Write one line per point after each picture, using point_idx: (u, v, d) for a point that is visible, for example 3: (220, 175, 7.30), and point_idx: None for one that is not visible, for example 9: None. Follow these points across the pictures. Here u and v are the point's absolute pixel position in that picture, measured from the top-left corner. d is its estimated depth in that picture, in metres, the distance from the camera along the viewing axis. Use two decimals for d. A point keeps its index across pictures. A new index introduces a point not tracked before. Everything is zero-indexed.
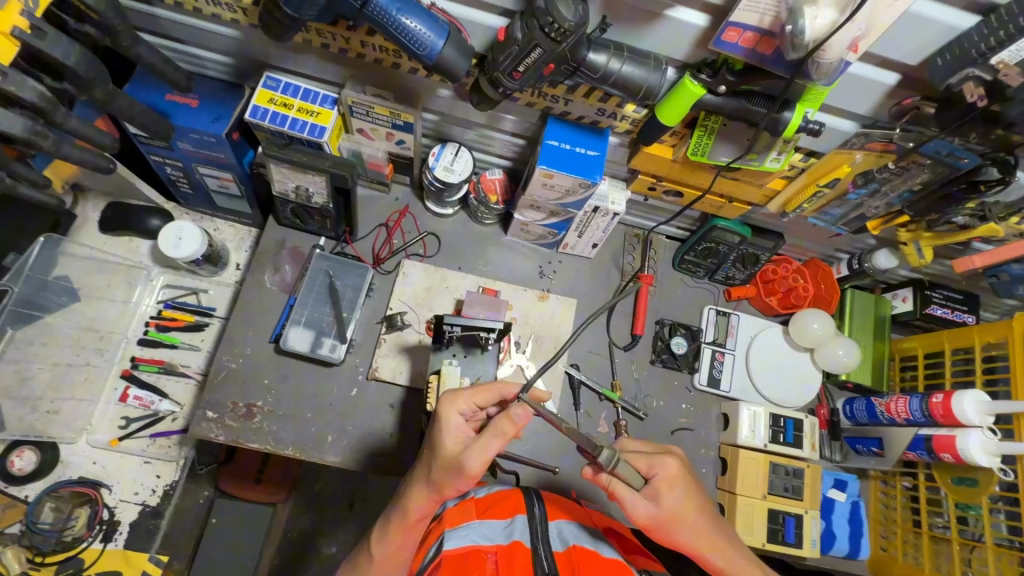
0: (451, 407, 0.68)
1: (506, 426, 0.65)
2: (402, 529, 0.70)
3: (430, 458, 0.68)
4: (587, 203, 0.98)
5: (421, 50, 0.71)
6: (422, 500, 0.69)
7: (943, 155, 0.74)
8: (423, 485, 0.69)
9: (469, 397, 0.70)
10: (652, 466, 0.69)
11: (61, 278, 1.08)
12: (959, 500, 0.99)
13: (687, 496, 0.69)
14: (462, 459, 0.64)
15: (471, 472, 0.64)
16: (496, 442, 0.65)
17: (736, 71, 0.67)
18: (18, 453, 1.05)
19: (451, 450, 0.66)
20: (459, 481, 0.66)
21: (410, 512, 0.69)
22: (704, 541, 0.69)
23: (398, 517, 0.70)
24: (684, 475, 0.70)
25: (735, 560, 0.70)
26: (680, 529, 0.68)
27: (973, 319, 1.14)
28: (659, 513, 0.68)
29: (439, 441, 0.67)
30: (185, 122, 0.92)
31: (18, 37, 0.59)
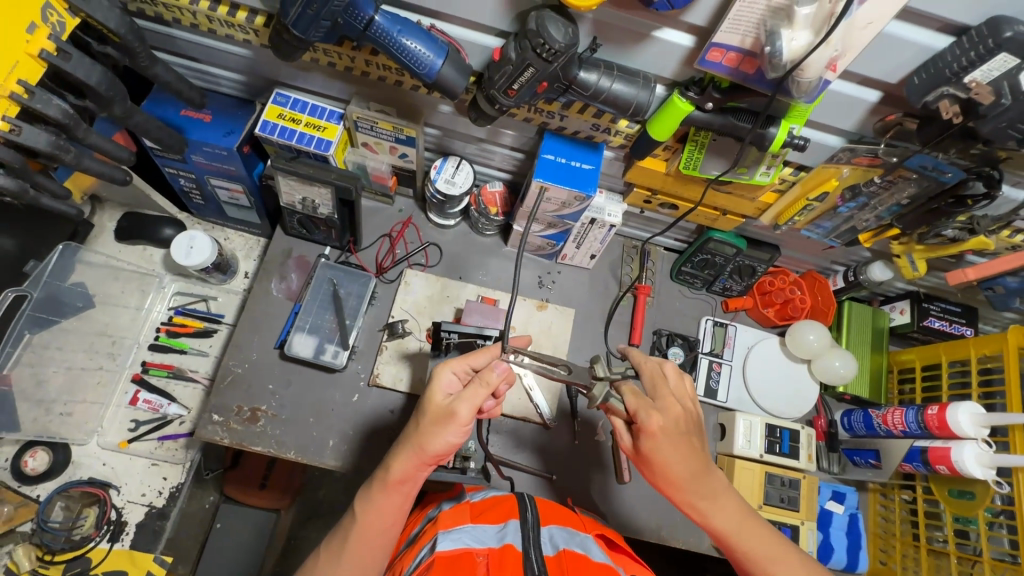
0: (443, 368, 0.76)
1: (491, 377, 0.72)
2: (385, 489, 0.73)
3: (420, 416, 0.73)
4: (584, 215, 1.00)
5: (421, 69, 0.75)
6: (407, 457, 0.72)
7: (928, 170, 0.76)
8: (409, 445, 0.72)
9: (460, 360, 0.78)
10: (636, 414, 0.72)
11: (78, 284, 1.11)
12: (957, 513, 0.98)
13: (664, 450, 0.70)
14: (451, 409, 0.71)
15: (460, 419, 0.71)
16: (483, 393, 0.71)
17: (722, 89, 0.71)
18: (31, 453, 1.09)
19: (441, 403, 0.73)
20: (449, 432, 0.71)
21: (393, 470, 0.72)
22: (680, 488, 0.73)
23: (383, 477, 0.73)
24: (669, 430, 0.71)
25: (706, 509, 0.73)
26: (656, 472, 0.73)
27: (971, 331, 1.15)
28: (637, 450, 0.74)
29: (430, 397, 0.74)
30: (198, 136, 0.96)
31: (45, 59, 0.63)
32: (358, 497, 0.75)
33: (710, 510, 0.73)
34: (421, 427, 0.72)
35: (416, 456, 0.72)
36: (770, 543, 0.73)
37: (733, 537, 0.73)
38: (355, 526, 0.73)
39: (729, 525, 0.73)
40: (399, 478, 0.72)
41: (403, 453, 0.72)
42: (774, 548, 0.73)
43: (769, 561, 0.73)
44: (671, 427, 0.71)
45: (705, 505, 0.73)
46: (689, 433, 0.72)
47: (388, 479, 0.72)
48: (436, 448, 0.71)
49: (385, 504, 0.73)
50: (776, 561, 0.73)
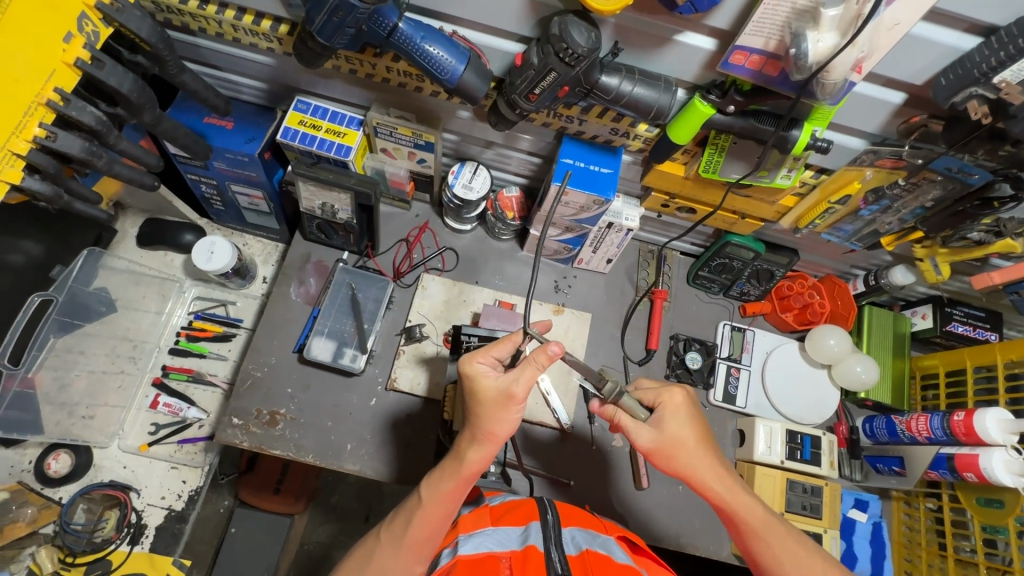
0: (472, 361, 0.75)
1: (540, 357, 0.72)
2: (458, 478, 0.73)
3: (476, 406, 0.73)
4: (602, 219, 1.00)
5: (443, 74, 0.76)
6: (479, 445, 0.73)
7: (953, 172, 0.75)
8: (477, 435, 0.73)
9: (485, 352, 0.77)
10: (657, 400, 0.78)
11: (100, 289, 1.14)
12: (985, 522, 0.96)
13: (689, 426, 0.75)
14: (509, 391, 0.71)
15: (520, 398, 0.72)
16: (535, 371, 0.72)
17: (744, 92, 0.70)
18: (55, 455, 1.10)
19: (493, 389, 0.72)
20: (512, 412, 0.72)
21: (468, 461, 0.73)
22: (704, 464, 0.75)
23: (455, 466, 0.74)
24: (690, 407, 0.77)
25: (729, 486, 0.75)
26: (682, 452, 0.75)
27: (996, 336, 1.13)
28: (661, 437, 0.75)
29: (477, 389, 0.73)
30: (221, 143, 0.98)
31: (80, 67, 0.65)
32: (426, 484, 0.75)
33: (733, 487, 0.75)
34: (483, 415, 0.72)
35: (486, 442, 0.72)
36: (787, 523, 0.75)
37: (755, 517, 0.74)
38: (421, 509, 0.74)
39: (751, 507, 0.74)
40: (472, 468, 0.73)
41: (473, 443, 0.73)
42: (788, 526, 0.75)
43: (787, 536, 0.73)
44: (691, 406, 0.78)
45: (728, 482, 0.75)
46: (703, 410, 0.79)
47: (462, 469, 0.73)
48: (502, 429, 0.72)
49: (454, 489, 0.73)
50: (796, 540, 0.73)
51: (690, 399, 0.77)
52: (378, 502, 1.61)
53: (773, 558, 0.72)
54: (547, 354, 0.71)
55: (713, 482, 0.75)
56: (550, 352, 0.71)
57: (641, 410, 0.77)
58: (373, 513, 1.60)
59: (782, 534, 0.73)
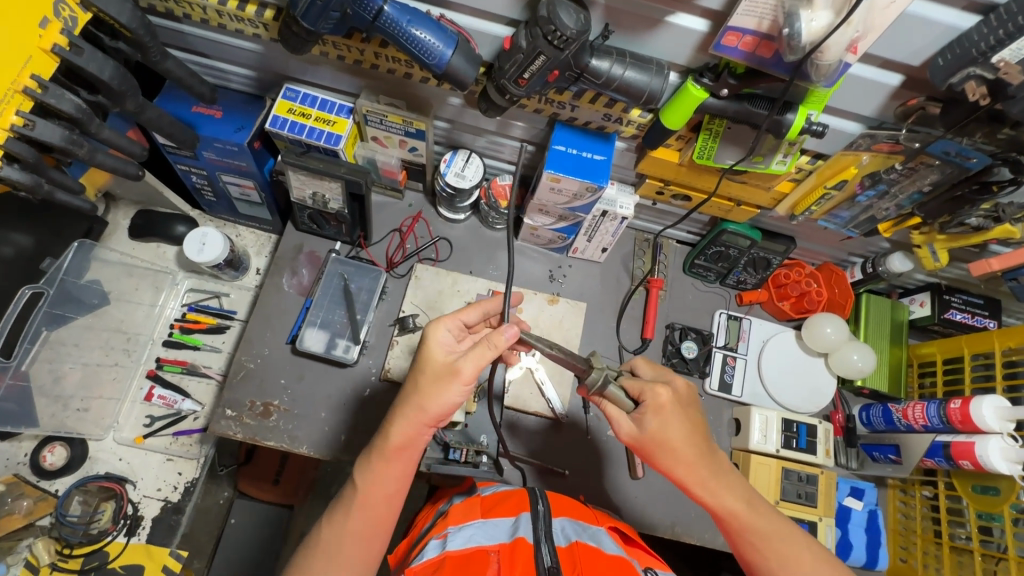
0: (436, 326, 0.75)
1: (496, 340, 0.72)
2: (385, 456, 0.73)
3: (418, 374, 0.73)
4: (595, 207, 0.99)
5: (431, 59, 0.74)
6: (407, 421, 0.72)
7: (951, 156, 0.74)
8: (409, 407, 0.72)
9: (452, 318, 0.77)
10: (642, 394, 0.73)
11: (94, 281, 1.13)
12: (981, 509, 0.96)
13: (672, 427, 0.71)
14: (454, 366, 0.71)
15: (464, 377, 0.71)
16: (487, 353, 0.71)
17: (737, 75, 0.69)
18: (49, 448, 1.10)
19: (443, 361, 0.72)
20: (450, 388, 0.71)
21: (393, 436, 0.72)
22: (686, 465, 0.71)
23: (382, 443, 0.73)
24: (677, 405, 0.72)
25: (714, 488, 0.72)
26: (660, 451, 0.72)
27: (995, 324, 1.11)
28: (641, 433, 0.72)
29: (426, 357, 0.73)
30: (209, 132, 0.96)
31: (58, 53, 0.63)
32: (358, 469, 0.75)
33: (719, 488, 0.72)
34: (424, 386, 0.72)
35: (416, 415, 0.71)
36: (781, 521, 0.72)
37: (744, 518, 0.71)
38: (358, 496, 0.73)
39: (737, 507, 0.71)
40: (399, 443, 0.72)
41: (403, 415, 0.72)
42: (780, 525, 0.71)
43: (777, 537, 0.70)
44: (678, 403, 0.73)
45: (711, 484, 0.72)
46: (693, 409, 0.74)
47: (388, 445, 0.72)
48: (434, 405, 0.71)
49: (383, 468, 0.73)
50: (787, 539, 0.70)
51: (672, 401, 0.72)
52: None
53: (762, 557, 0.70)
54: (502, 338, 0.72)
55: (706, 481, 0.72)
56: (505, 336, 0.72)
57: (627, 403, 0.75)
58: None
59: (770, 535, 0.71)
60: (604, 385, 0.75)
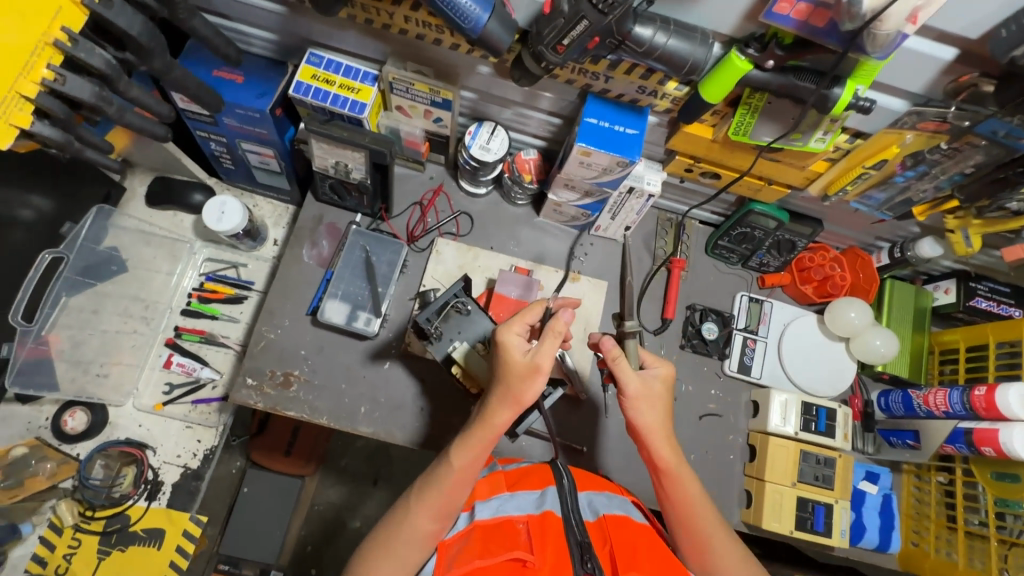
0: (507, 331, 0.74)
1: (559, 327, 0.73)
2: (485, 439, 0.73)
3: (504, 374, 0.73)
4: (623, 183, 0.97)
5: (466, 23, 0.72)
6: (504, 408, 0.72)
7: (999, 136, 0.72)
8: (503, 399, 0.72)
9: (519, 320, 0.76)
10: (652, 362, 0.81)
11: (111, 248, 1.16)
12: (999, 496, 0.96)
13: (666, 400, 0.79)
14: (535, 364, 0.71)
15: (545, 370, 0.71)
16: (557, 338, 0.72)
17: (785, 46, 0.66)
18: (70, 413, 1.11)
19: (523, 362, 0.72)
20: (536, 385, 0.72)
21: (494, 419, 0.73)
22: (663, 438, 0.78)
23: (483, 427, 0.73)
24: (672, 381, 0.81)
25: (677, 459, 0.78)
26: (652, 412, 0.78)
27: (1020, 313, 1.10)
28: (645, 392, 0.77)
29: (506, 361, 0.72)
30: (231, 97, 0.95)
31: (87, 5, 0.61)
32: (453, 449, 0.74)
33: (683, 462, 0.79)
34: (511, 383, 0.72)
35: (512, 406, 0.72)
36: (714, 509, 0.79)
37: (687, 492, 0.77)
38: (451, 474, 0.72)
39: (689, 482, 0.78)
40: (499, 428, 0.73)
41: (501, 408, 0.72)
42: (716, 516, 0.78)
43: (712, 522, 0.76)
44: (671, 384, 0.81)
45: (677, 456, 0.78)
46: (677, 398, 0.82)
47: (489, 429, 0.72)
48: (528, 396, 0.72)
49: (482, 449, 0.73)
50: (720, 528, 0.76)
51: (673, 378, 0.80)
52: (388, 465, 1.64)
53: (693, 530, 0.76)
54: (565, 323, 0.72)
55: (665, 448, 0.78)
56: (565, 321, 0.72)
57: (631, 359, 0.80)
58: (383, 475, 1.63)
59: (705, 517, 0.77)
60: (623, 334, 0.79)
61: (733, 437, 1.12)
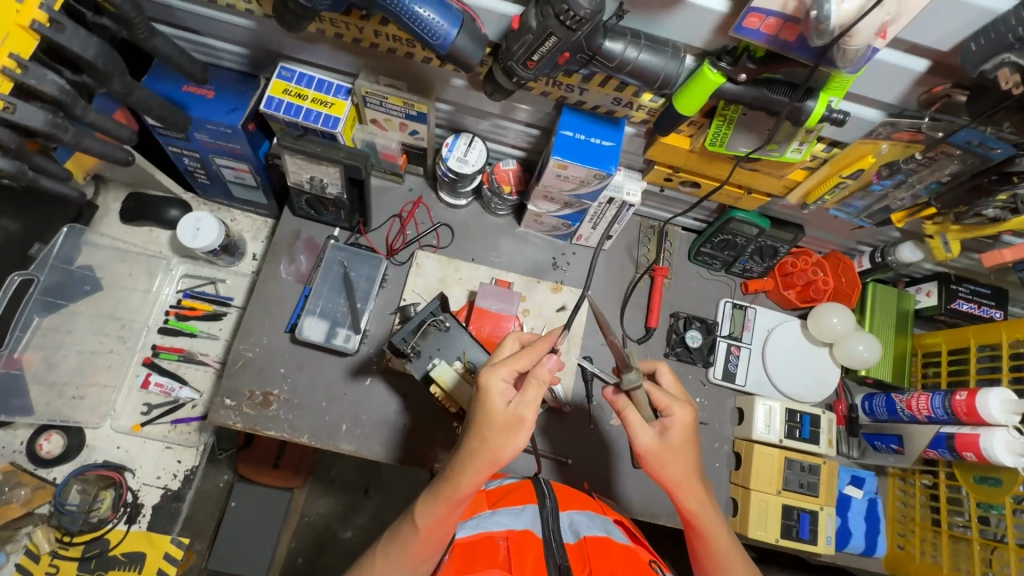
0: (494, 375, 0.68)
1: (544, 373, 0.69)
2: (451, 503, 0.68)
3: (480, 426, 0.67)
4: (602, 194, 0.96)
5: (434, 39, 0.71)
6: (476, 468, 0.67)
7: (974, 145, 0.71)
8: (477, 460, 0.67)
9: (506, 364, 0.70)
10: (669, 408, 0.75)
11: (84, 267, 1.11)
12: (981, 499, 0.97)
13: (688, 449, 0.74)
14: (518, 415, 0.67)
15: (527, 422, 0.67)
16: (538, 388, 0.68)
17: (757, 59, 0.65)
18: (46, 436, 1.09)
19: (503, 412, 0.67)
20: (519, 438, 0.67)
21: (462, 483, 0.67)
22: (689, 489, 0.75)
23: (449, 489, 0.68)
24: (695, 427, 0.76)
25: (705, 508, 0.75)
26: (673, 465, 0.74)
27: (1001, 314, 1.11)
28: (662, 446, 0.73)
29: (486, 411, 0.67)
30: (201, 113, 0.93)
31: (38, 30, 0.59)
32: (419, 507, 0.70)
33: (711, 512, 0.76)
34: (488, 437, 0.67)
35: (487, 464, 0.67)
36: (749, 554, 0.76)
37: (719, 541, 0.75)
38: (417, 534, 0.69)
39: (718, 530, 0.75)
40: (468, 491, 0.68)
41: (473, 467, 0.67)
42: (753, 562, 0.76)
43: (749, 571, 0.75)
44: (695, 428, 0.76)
45: (706, 505, 0.75)
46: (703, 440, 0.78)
47: (455, 494, 0.68)
48: (506, 453, 0.67)
49: (448, 513, 0.68)
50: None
51: (693, 423, 0.75)
52: (377, 476, 1.62)
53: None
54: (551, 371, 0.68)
55: (693, 500, 0.75)
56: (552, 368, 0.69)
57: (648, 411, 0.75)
58: (372, 486, 1.61)
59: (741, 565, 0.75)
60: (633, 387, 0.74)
61: (719, 445, 1.11)
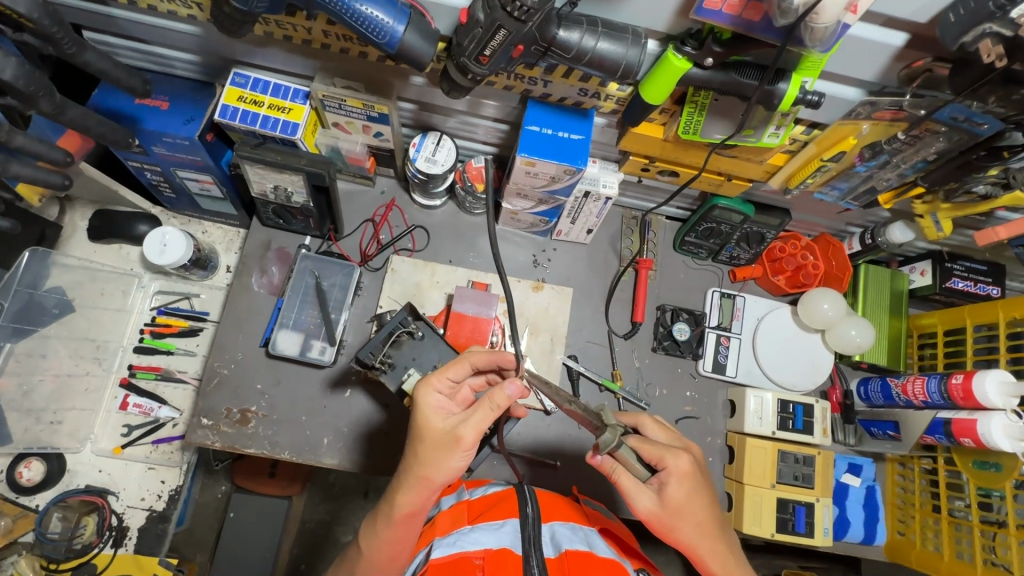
0: (427, 389, 0.69)
1: (498, 399, 0.65)
2: (392, 523, 0.68)
3: (416, 443, 0.67)
4: (577, 188, 0.93)
5: (381, 38, 0.66)
6: (413, 490, 0.66)
7: (959, 121, 0.67)
8: (411, 478, 0.66)
9: (440, 376, 0.71)
10: (662, 461, 0.70)
11: (53, 289, 1.05)
12: (980, 484, 0.94)
13: (693, 502, 0.68)
14: (456, 434, 0.65)
15: (466, 443, 0.65)
16: (491, 414, 0.65)
17: (723, 42, 0.61)
18: (25, 464, 1.07)
19: (440, 429, 0.66)
20: (454, 457, 0.65)
21: (399, 503, 0.67)
22: (706, 546, 0.69)
23: (388, 509, 0.68)
24: (696, 474, 0.70)
25: (729, 565, 0.70)
26: (682, 524, 0.69)
27: (998, 291, 1.07)
28: (662, 506, 0.69)
29: (421, 427, 0.67)
30: (155, 126, 0.89)
31: None
32: (364, 528, 0.71)
33: (734, 563, 0.71)
34: (422, 456, 0.66)
35: (421, 485, 0.66)
36: None
37: None
38: (364, 555, 0.70)
39: None
40: (408, 511, 0.67)
41: (407, 486, 0.66)
42: None
43: None
44: (696, 475, 0.70)
45: (728, 562, 0.70)
46: (710, 485, 0.72)
47: (395, 513, 0.67)
48: (439, 473, 0.65)
49: (391, 534, 0.69)
50: None
51: (693, 471, 0.69)
52: (374, 479, 1.60)
53: None
54: (504, 397, 0.63)
55: (712, 559, 0.70)
56: (508, 394, 0.64)
57: (641, 469, 0.71)
58: (370, 489, 1.60)
59: None
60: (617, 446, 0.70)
61: (712, 439, 1.09)
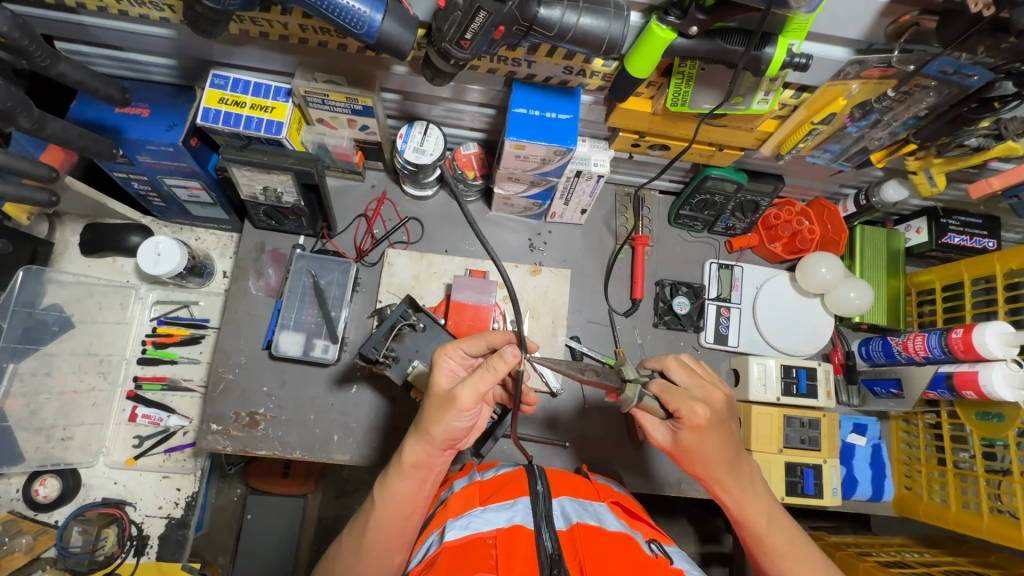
0: (441, 352, 0.73)
1: (498, 365, 0.67)
2: (401, 471, 0.72)
3: (425, 401, 0.71)
4: (568, 169, 0.92)
5: (359, 28, 0.65)
6: (416, 441, 0.71)
7: (948, 74, 0.67)
8: (416, 432, 0.71)
9: (456, 345, 0.74)
10: (678, 410, 0.70)
11: (52, 307, 1.05)
12: (984, 435, 0.95)
13: (703, 443, 0.70)
14: (453, 394, 0.67)
15: (461, 403, 0.67)
16: (489, 378, 0.67)
17: (707, 8, 0.59)
18: (41, 481, 1.08)
19: (443, 388, 0.70)
20: (450, 416, 0.68)
21: (406, 451, 0.71)
22: (714, 471, 0.74)
23: (397, 460, 0.72)
24: (711, 424, 0.69)
25: (738, 493, 0.75)
26: (695, 457, 0.73)
27: (993, 243, 1.08)
28: (676, 442, 0.73)
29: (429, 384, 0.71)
30: (139, 134, 0.88)
31: None
32: (376, 486, 0.74)
33: (743, 493, 0.75)
34: (426, 412, 0.70)
35: (422, 438, 0.70)
36: (782, 534, 0.74)
37: (755, 519, 0.75)
38: (375, 512, 0.72)
39: (753, 510, 0.75)
40: (413, 461, 0.71)
41: (414, 437, 0.71)
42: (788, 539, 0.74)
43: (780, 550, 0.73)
44: (710, 424, 0.70)
45: (738, 491, 0.74)
46: (727, 424, 0.73)
47: (403, 463, 0.71)
48: (438, 430, 0.69)
49: (401, 485, 0.72)
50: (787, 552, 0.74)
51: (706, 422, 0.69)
52: None
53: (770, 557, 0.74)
54: (502, 360, 0.66)
55: (721, 484, 0.75)
56: (506, 358, 0.67)
57: (661, 412, 0.72)
58: None
59: (783, 544, 0.74)
60: (640, 397, 0.70)
61: None
